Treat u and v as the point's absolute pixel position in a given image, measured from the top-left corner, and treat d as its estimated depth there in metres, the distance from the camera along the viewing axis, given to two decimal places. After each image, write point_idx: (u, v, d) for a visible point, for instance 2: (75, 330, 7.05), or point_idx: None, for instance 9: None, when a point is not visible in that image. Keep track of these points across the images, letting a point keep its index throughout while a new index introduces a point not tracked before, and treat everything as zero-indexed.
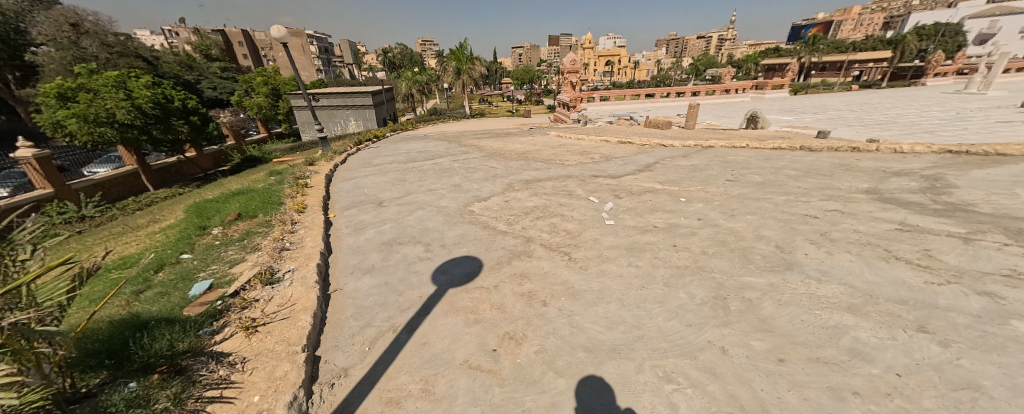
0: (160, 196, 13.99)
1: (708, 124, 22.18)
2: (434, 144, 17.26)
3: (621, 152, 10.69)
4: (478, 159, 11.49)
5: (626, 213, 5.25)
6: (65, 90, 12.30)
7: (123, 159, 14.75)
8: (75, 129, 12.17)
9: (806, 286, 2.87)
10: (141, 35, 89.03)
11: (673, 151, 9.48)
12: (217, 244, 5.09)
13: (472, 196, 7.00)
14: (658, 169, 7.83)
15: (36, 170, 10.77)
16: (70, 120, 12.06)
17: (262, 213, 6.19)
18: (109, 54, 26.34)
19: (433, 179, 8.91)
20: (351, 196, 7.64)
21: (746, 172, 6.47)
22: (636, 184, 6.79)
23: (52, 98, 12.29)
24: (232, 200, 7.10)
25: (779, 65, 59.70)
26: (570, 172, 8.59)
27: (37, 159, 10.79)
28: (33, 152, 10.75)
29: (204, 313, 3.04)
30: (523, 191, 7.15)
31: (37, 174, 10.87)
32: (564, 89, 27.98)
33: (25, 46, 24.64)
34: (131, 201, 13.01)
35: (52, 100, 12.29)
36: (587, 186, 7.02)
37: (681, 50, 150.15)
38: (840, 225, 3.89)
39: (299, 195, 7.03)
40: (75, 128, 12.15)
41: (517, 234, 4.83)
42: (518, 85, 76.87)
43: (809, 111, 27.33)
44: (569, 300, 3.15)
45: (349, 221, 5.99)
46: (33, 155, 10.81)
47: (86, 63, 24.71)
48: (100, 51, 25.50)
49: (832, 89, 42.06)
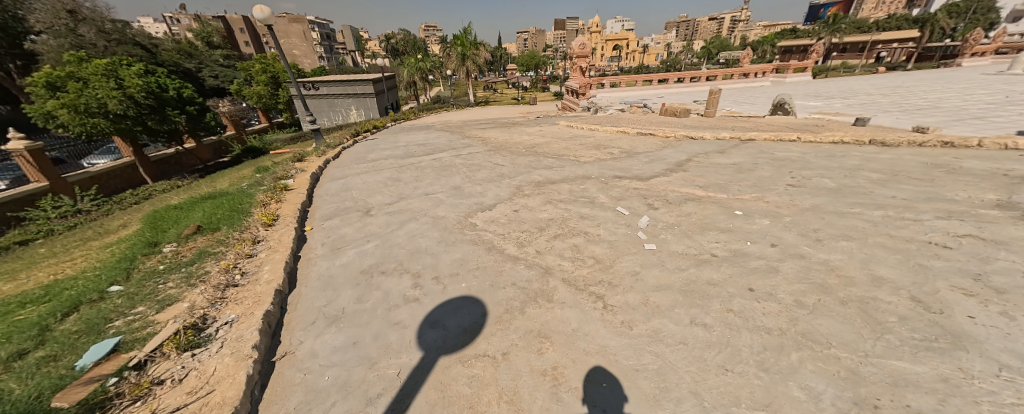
0: (160, 188, 13.32)
1: (729, 111, 20.64)
2: (435, 135, 16.11)
3: (642, 146, 9.51)
4: (482, 154, 10.41)
5: (667, 231, 4.15)
6: (54, 78, 11.41)
7: (120, 150, 14.02)
8: (67, 119, 11.26)
9: (1012, 389, 1.76)
10: (147, 23, 88.96)
11: (705, 145, 8.27)
12: (160, 269, 4.15)
13: (474, 203, 5.95)
14: (693, 168, 6.65)
15: (28, 162, 9.93)
16: (59, 110, 11.16)
17: (225, 225, 5.23)
18: (108, 42, 25.67)
19: (431, 179, 7.88)
20: (337, 200, 6.67)
21: (810, 174, 5.30)
22: (670, 189, 5.67)
23: (41, 88, 11.42)
24: (197, 207, 6.15)
25: (798, 46, 56.57)
26: (587, 171, 7.47)
27: (30, 152, 9.90)
28: (26, 143, 9.82)
29: (76, 408, 2.09)
30: (533, 196, 6.09)
31: (30, 165, 10.04)
32: (573, 75, 26.42)
33: (23, 34, 23.44)
34: (129, 195, 12.31)
35: (42, 89, 11.45)
36: (611, 191, 5.92)
37: (692, 33, 144.72)
38: (994, 263, 2.74)
39: (274, 201, 6.04)
40: (66, 119, 11.25)
41: (530, 263, 3.79)
42: (523, 71, 74.81)
43: (837, 96, 25.49)
44: (614, 391, 2.10)
45: (326, 236, 5.02)
46: (27, 147, 9.92)
47: (83, 50, 24.03)
48: (97, 38, 24.77)
49: (857, 71, 39.56)
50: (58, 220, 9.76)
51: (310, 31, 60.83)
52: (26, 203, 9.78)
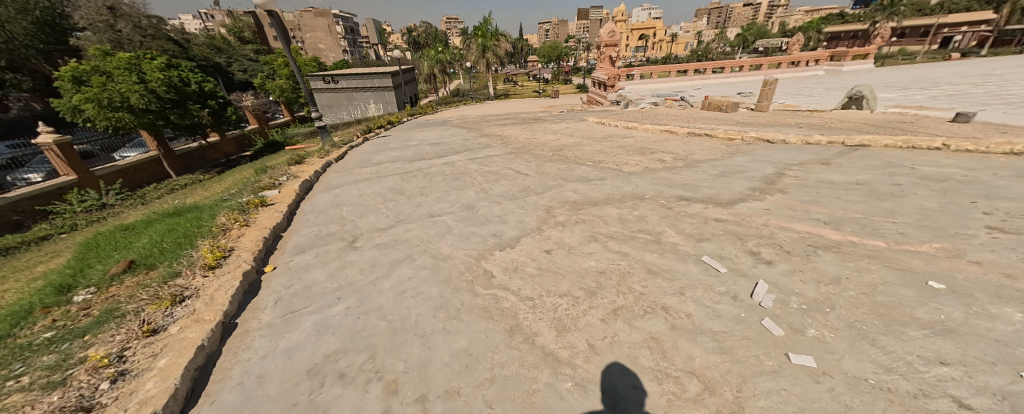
0: (182, 183, 13.15)
1: (782, 105, 18.01)
2: (450, 131, 14.73)
3: (702, 151, 7.65)
4: (501, 157, 8.90)
5: (819, 319, 2.43)
6: (80, 73, 11.34)
7: (147, 144, 13.86)
8: (92, 114, 11.32)
9: None
10: (188, 21, 93.95)
11: (793, 152, 6.36)
12: (36, 343, 2.86)
13: (491, 235, 4.51)
14: (793, 188, 4.83)
15: (57, 155, 10.13)
16: (86, 105, 11.22)
17: (162, 263, 3.96)
18: (143, 37, 26.18)
19: (440, 193, 6.49)
20: (321, 223, 5.37)
21: (1017, 210, 3.46)
22: (775, 223, 3.91)
23: (69, 82, 11.38)
24: (147, 230, 4.95)
25: (848, 32, 50.94)
26: (637, 187, 5.79)
27: (57, 145, 10.07)
28: (53, 136, 10.00)
29: None
30: (571, 227, 4.54)
31: (59, 159, 10.28)
32: (601, 66, 24.06)
33: (69, 31, 23.77)
34: (154, 188, 12.37)
35: (69, 84, 11.44)
36: (683, 223, 4.24)
37: (726, 21, 135.88)
38: None
39: (238, 225, 4.77)
40: (92, 114, 11.30)
41: (583, 380, 2.19)
42: (543, 62, 71.96)
43: (912, 86, 21.93)
44: None
45: (286, 285, 3.64)
46: (55, 140, 10.12)
47: (120, 47, 24.66)
48: (133, 34, 25.30)
49: (924, 58, 34.65)
50: (84, 214, 10.04)
51: (334, 25, 60.73)
52: (53, 197, 10.06)
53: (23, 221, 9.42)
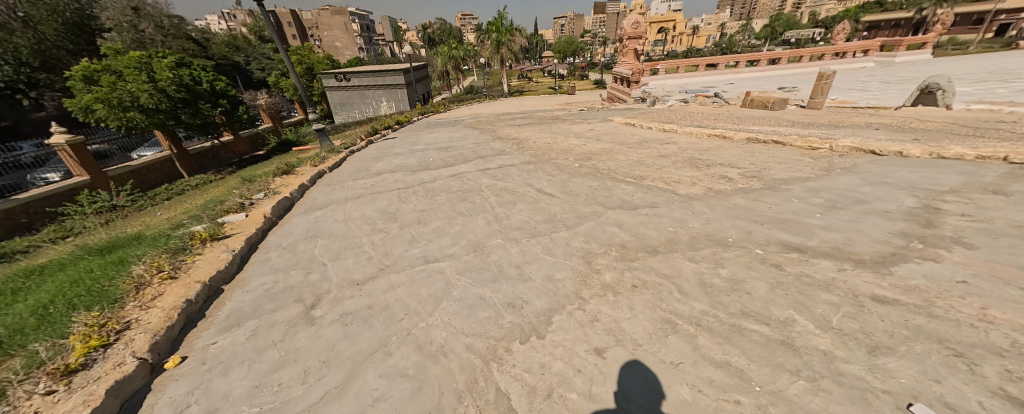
0: (193, 183, 12.45)
1: (836, 101, 15.76)
2: (461, 133, 13.35)
3: (779, 164, 5.94)
4: (518, 168, 7.44)
5: None
6: (91, 73, 10.59)
7: (162, 143, 13.27)
8: (103, 114, 10.57)
9: None
10: (213, 22, 96.45)
11: (927, 173, 4.60)
12: None
13: (509, 306, 3.05)
14: (976, 237, 3.13)
15: (70, 156, 9.53)
16: (96, 105, 10.45)
17: (21, 348, 2.70)
18: (165, 36, 25.91)
19: (442, 221, 5.06)
20: (280, 268, 4.01)
21: None
22: (1010, 319, 2.21)
23: (80, 82, 10.64)
24: (47, 280, 3.74)
25: (889, 21, 46.50)
26: (709, 222, 4.19)
27: (71, 145, 9.55)
28: (67, 137, 9.50)
29: None
30: (630, 298, 2.99)
31: (72, 160, 9.65)
32: (623, 60, 22.00)
33: (97, 32, 23.74)
34: (164, 189, 11.68)
35: (81, 84, 10.70)
36: (820, 303, 2.62)
37: (752, 12, 128.31)
38: None
39: (158, 279, 3.49)
40: (103, 114, 10.54)
41: None
42: (559, 58, 69.34)
43: (990, 78, 18.95)
44: None
45: (180, 409, 2.27)
46: (68, 140, 9.58)
47: (144, 46, 24.53)
48: (156, 33, 25.05)
49: (991, 46, 30.61)
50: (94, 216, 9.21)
51: (350, 22, 60.40)
52: (65, 197, 9.37)
53: (33, 224, 8.67)
